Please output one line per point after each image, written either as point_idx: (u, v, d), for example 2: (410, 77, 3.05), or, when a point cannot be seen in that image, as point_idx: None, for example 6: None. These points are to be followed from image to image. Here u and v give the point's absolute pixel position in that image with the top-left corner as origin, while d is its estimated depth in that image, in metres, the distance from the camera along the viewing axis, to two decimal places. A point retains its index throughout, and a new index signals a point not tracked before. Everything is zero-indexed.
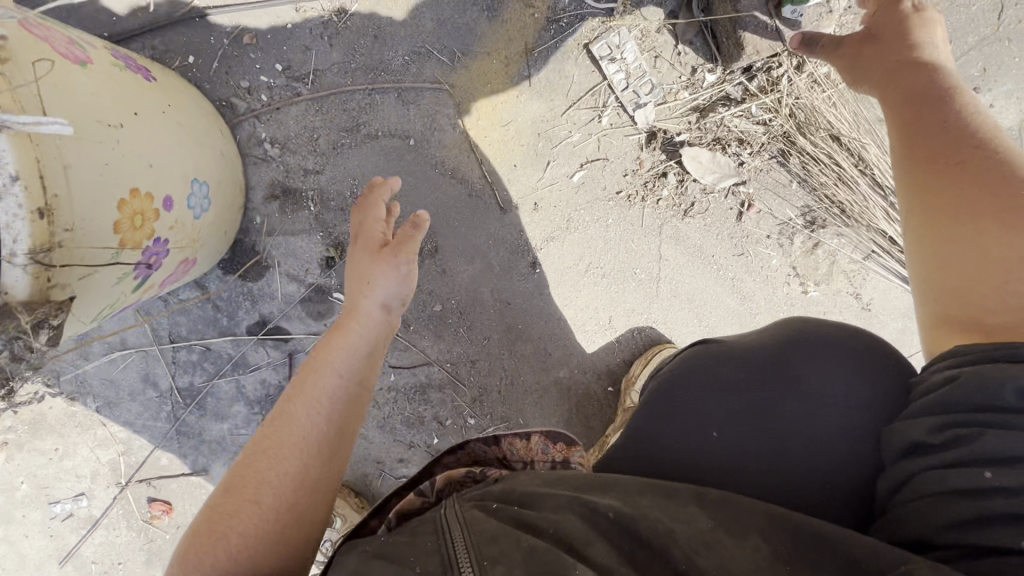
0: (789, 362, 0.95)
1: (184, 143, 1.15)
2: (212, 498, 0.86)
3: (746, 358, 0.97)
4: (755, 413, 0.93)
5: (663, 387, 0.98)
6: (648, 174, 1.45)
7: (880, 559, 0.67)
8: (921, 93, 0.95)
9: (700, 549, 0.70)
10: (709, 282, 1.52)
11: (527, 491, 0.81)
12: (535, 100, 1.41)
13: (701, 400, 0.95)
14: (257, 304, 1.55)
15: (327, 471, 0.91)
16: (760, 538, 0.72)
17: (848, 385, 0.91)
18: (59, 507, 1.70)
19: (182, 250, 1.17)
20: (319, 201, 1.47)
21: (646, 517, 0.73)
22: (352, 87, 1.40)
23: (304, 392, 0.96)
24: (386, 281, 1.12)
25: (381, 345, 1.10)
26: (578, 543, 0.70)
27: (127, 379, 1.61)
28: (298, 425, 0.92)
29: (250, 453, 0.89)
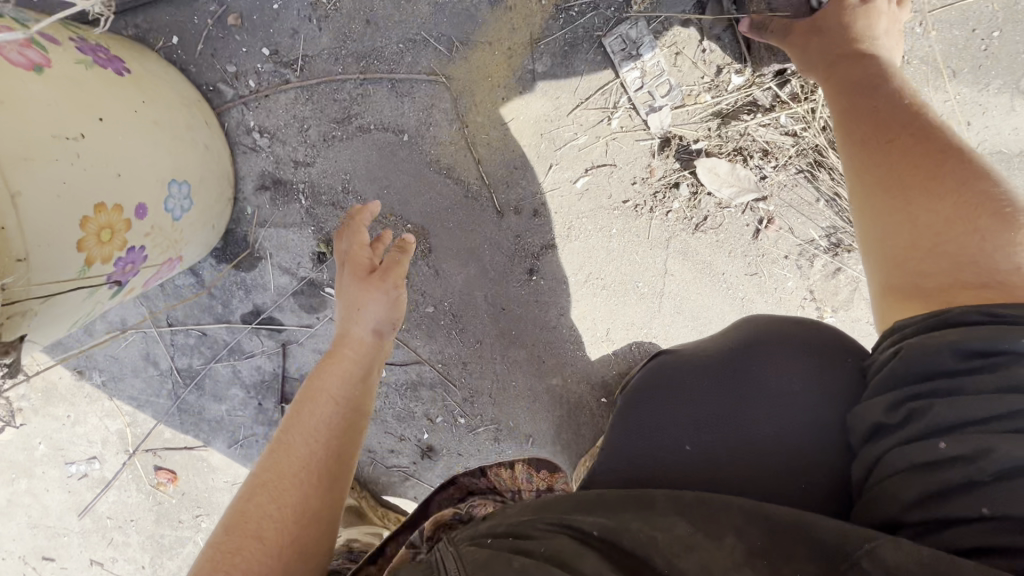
0: (762, 363, 0.83)
1: (161, 143, 1.10)
2: (213, 537, 0.84)
3: (715, 364, 0.85)
4: (730, 425, 0.81)
5: (628, 404, 0.85)
6: (660, 183, 1.34)
7: (848, 538, 0.61)
8: (859, 80, 0.97)
9: (682, 552, 0.63)
10: (718, 301, 1.42)
11: (511, 518, 0.74)
12: (539, 96, 1.31)
13: (670, 411, 0.83)
14: (250, 294, 1.54)
15: (328, 501, 0.92)
16: (738, 534, 0.64)
17: (830, 382, 0.80)
18: (74, 467, 1.80)
19: (162, 253, 1.14)
20: (311, 195, 1.42)
21: (630, 528, 0.66)
22: (343, 76, 1.32)
23: (299, 423, 0.99)
24: (375, 308, 1.11)
25: (375, 373, 1.11)
26: (568, 560, 0.63)
27: (129, 357, 1.65)
28: (297, 455, 0.94)
29: (251, 488, 0.90)
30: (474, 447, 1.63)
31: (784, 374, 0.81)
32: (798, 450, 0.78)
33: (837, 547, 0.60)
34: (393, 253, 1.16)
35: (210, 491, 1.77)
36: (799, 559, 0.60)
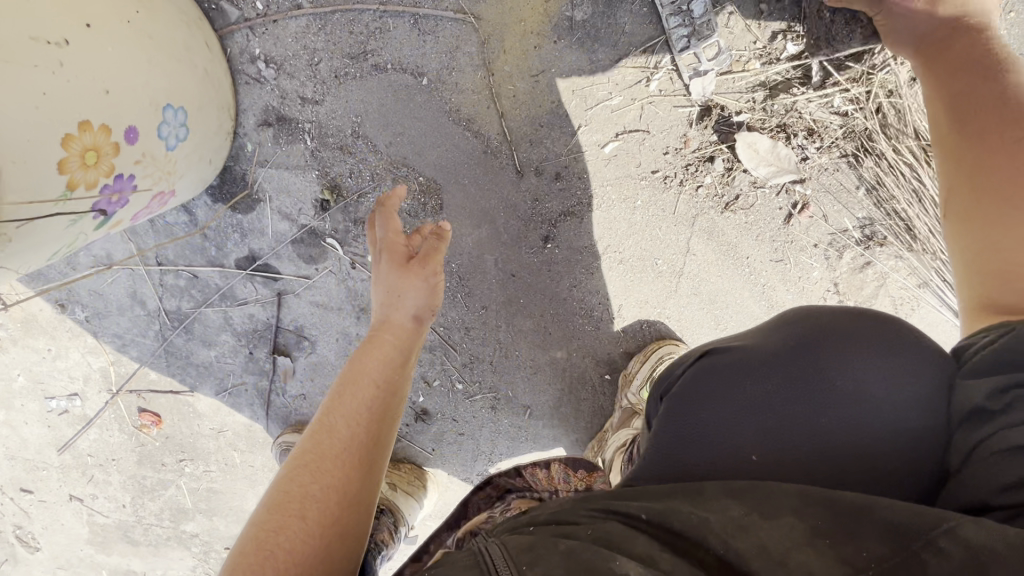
0: (825, 359, 0.77)
1: (154, 59, 0.98)
2: (254, 515, 0.80)
3: (771, 360, 0.79)
4: (790, 422, 0.75)
5: (675, 399, 0.79)
6: (694, 156, 1.25)
7: (924, 517, 0.55)
8: (955, 64, 0.96)
9: (736, 532, 0.59)
10: (737, 285, 1.37)
11: (552, 510, 0.73)
12: (574, 48, 1.20)
13: (725, 413, 0.77)
14: (246, 238, 1.45)
15: (369, 486, 0.88)
16: (796, 515, 0.60)
17: (900, 377, 0.74)
18: (54, 402, 1.74)
19: (154, 184, 1.05)
20: (317, 135, 1.31)
21: (680, 511, 0.63)
22: (362, 6, 1.20)
23: (339, 403, 0.94)
24: (417, 295, 1.07)
25: (413, 359, 1.07)
26: (616, 540, 0.61)
27: (115, 295, 1.57)
28: (338, 438, 0.90)
29: (292, 468, 0.85)
30: (470, 414, 1.59)
31: (850, 371, 0.75)
32: (867, 449, 0.73)
33: (909, 526, 0.55)
34: (430, 241, 1.10)
35: (195, 436, 1.73)
36: (863, 535, 0.56)
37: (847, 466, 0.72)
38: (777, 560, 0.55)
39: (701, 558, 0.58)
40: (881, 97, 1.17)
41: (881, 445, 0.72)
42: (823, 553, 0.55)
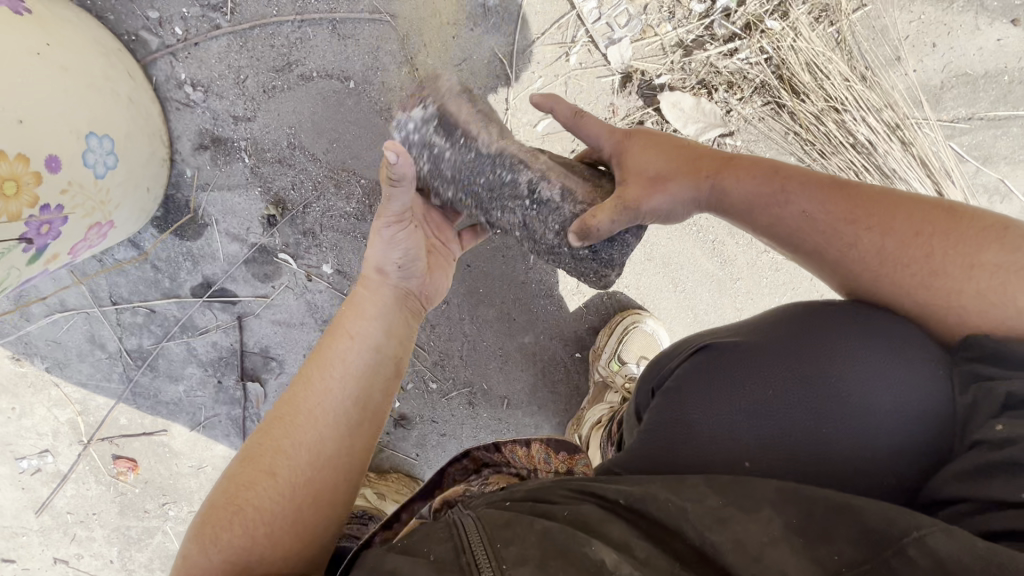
0: (823, 347, 0.79)
1: (71, 89, 0.99)
2: (232, 466, 0.87)
3: (770, 348, 0.81)
4: (786, 420, 0.77)
5: (668, 396, 0.82)
6: (623, 123, 1.27)
7: (898, 523, 0.56)
8: (739, 212, 0.95)
9: (713, 526, 0.60)
10: (687, 245, 1.41)
11: (533, 489, 0.76)
12: (491, 33, 1.23)
13: (716, 415, 0.78)
14: (199, 265, 1.45)
15: (344, 447, 0.90)
16: (775, 510, 0.62)
17: (907, 382, 0.74)
18: (25, 462, 1.69)
19: (88, 215, 1.06)
20: (254, 152, 1.32)
21: (658, 498, 0.65)
22: (278, 18, 1.22)
23: (320, 357, 0.96)
24: (379, 248, 1.03)
25: (398, 315, 1.05)
26: (593, 524, 0.64)
27: (73, 341, 1.55)
28: (315, 393, 0.92)
29: (269, 422, 0.90)
30: (448, 412, 1.58)
31: (851, 363, 0.77)
32: (860, 446, 0.74)
33: (880, 530, 0.57)
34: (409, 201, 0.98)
35: (175, 477, 1.69)
36: (839, 538, 0.58)
37: (837, 458, 0.74)
38: (753, 557, 0.57)
39: (677, 550, 0.61)
40: (786, 40, 1.20)
41: (877, 440, 0.74)
42: (796, 553, 0.57)
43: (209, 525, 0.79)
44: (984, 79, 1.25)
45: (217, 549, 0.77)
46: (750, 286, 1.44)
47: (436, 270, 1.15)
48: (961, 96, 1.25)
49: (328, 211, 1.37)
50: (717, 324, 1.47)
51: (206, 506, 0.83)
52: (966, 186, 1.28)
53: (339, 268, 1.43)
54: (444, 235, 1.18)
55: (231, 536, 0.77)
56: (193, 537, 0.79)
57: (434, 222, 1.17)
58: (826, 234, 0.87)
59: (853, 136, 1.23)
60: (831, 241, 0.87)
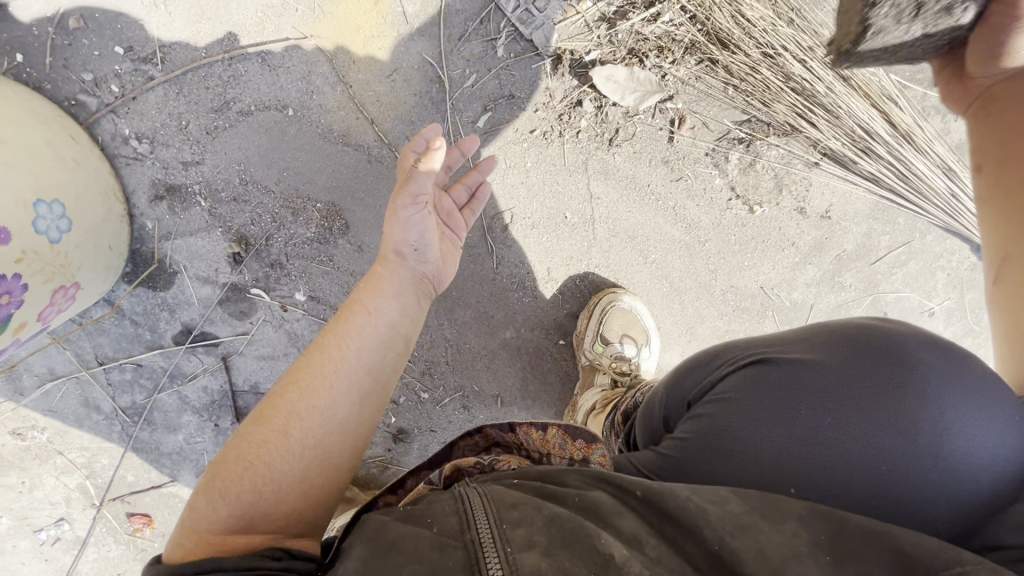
0: (889, 365, 0.72)
1: (9, 159, 1.01)
2: (241, 424, 0.84)
3: (830, 364, 0.75)
4: (846, 440, 0.70)
5: (717, 406, 0.78)
6: (562, 105, 1.29)
7: (941, 558, 0.54)
8: None
9: (733, 531, 0.60)
10: (649, 216, 1.40)
11: (544, 469, 0.77)
12: (417, 38, 1.25)
13: (767, 429, 0.74)
14: (176, 313, 1.46)
15: (362, 416, 0.88)
16: (802, 524, 0.61)
17: (984, 421, 0.67)
18: (44, 533, 1.69)
19: (48, 280, 1.08)
20: (209, 195, 1.34)
21: (677, 494, 0.65)
22: (208, 59, 1.25)
23: (340, 328, 0.94)
24: (400, 231, 1.03)
25: (412, 297, 1.05)
26: (604, 513, 0.64)
27: (69, 407, 1.58)
28: (333, 359, 0.90)
29: (283, 383, 0.87)
30: (446, 419, 1.58)
31: (924, 383, 0.70)
32: (925, 479, 0.67)
33: (918, 561, 0.55)
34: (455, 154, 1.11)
35: None
36: (868, 559, 0.56)
37: (895, 482, 0.68)
38: (774, 566, 0.56)
39: (687, 551, 0.60)
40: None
41: (944, 476, 0.67)
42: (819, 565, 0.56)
43: (215, 480, 0.76)
44: None
45: (225, 503, 0.74)
46: (720, 246, 1.43)
47: (452, 253, 1.16)
48: None
49: (291, 239, 1.38)
50: (694, 288, 1.46)
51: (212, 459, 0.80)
52: (914, 108, 1.27)
53: (311, 294, 1.44)
54: (455, 220, 1.17)
55: (238, 492, 0.75)
56: (199, 491, 0.76)
57: (447, 206, 1.16)
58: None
59: (790, 79, 1.24)
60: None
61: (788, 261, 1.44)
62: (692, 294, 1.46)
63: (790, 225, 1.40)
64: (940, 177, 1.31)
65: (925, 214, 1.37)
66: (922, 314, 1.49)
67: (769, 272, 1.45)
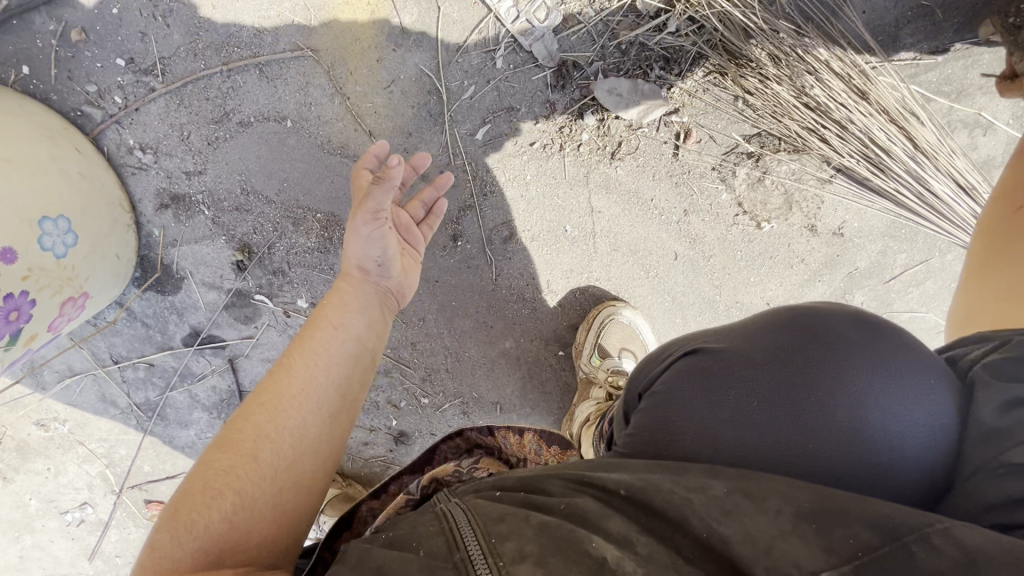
0: (818, 358, 0.72)
1: (15, 180, 1.04)
2: (206, 452, 0.83)
3: (763, 357, 0.74)
4: (781, 427, 0.69)
5: (654, 400, 0.76)
6: (563, 117, 1.26)
7: (917, 516, 0.52)
8: None
9: (720, 518, 0.56)
10: (652, 230, 1.36)
11: (526, 476, 0.74)
12: (415, 50, 1.23)
13: (706, 421, 0.71)
14: (184, 316, 1.50)
15: (329, 432, 0.90)
16: (783, 498, 0.57)
17: (914, 398, 0.67)
18: (70, 515, 1.78)
19: (56, 293, 1.11)
20: (212, 204, 1.36)
21: (660, 489, 0.61)
22: (207, 71, 1.25)
23: (304, 347, 0.95)
24: (365, 244, 1.05)
25: (378, 312, 1.07)
26: (591, 518, 0.61)
27: (87, 401, 1.65)
28: (300, 378, 0.91)
29: (248, 407, 0.87)
30: (445, 424, 1.59)
31: (855, 373, 0.69)
32: (861, 457, 0.66)
33: (898, 521, 0.52)
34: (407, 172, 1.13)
35: None
36: (852, 521, 0.53)
37: (832, 465, 0.67)
38: (762, 549, 0.53)
39: (678, 544, 0.57)
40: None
41: (877, 453, 0.66)
42: (809, 544, 0.52)
43: (181, 515, 0.74)
44: (943, 8, 1.16)
45: (193, 538, 0.72)
46: (725, 261, 1.39)
47: (415, 265, 1.17)
48: (920, 31, 1.18)
49: (292, 249, 1.40)
50: (697, 303, 1.43)
51: (176, 493, 0.78)
52: (939, 125, 1.20)
53: (313, 301, 1.45)
54: (413, 234, 1.18)
55: (208, 524, 0.73)
56: (161, 527, 0.73)
57: (405, 220, 1.16)
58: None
59: (803, 95, 1.18)
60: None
61: (796, 278, 1.39)
62: (695, 309, 1.43)
63: (801, 242, 1.35)
64: (961, 200, 1.21)
65: (945, 236, 1.30)
66: (937, 335, 1.44)
67: (776, 288, 1.40)
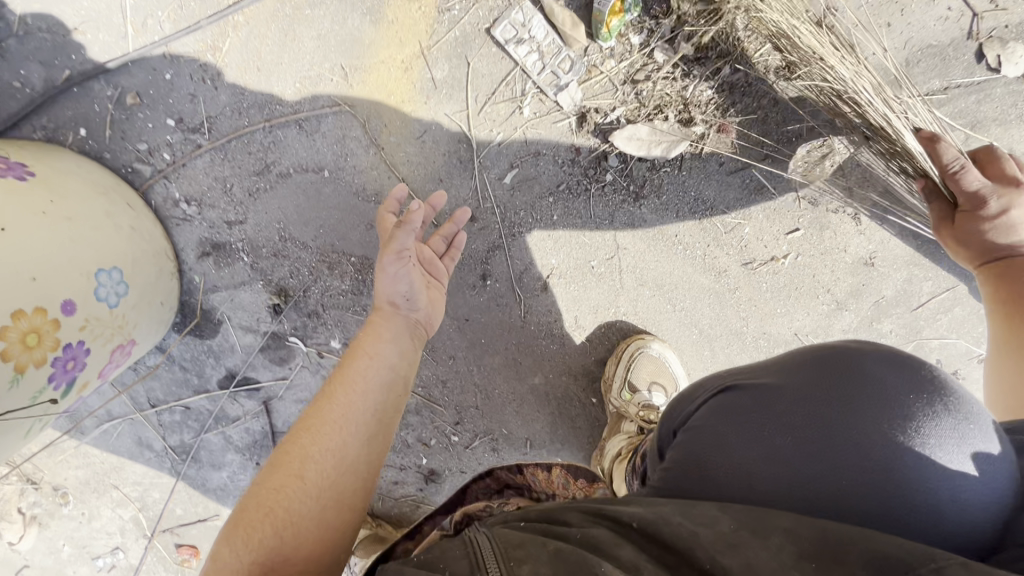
0: (859, 392, 0.71)
1: (77, 235, 1.08)
2: (260, 473, 0.86)
3: (802, 392, 0.73)
4: (815, 465, 0.68)
5: (696, 433, 0.76)
6: (588, 160, 1.31)
7: (915, 554, 0.51)
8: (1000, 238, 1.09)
9: (725, 550, 0.57)
10: (677, 265, 1.39)
11: (558, 507, 0.74)
12: (447, 102, 1.30)
13: (753, 451, 0.72)
14: (220, 359, 1.54)
15: (369, 454, 0.90)
16: (787, 537, 0.57)
17: (958, 444, 0.66)
18: (101, 560, 1.78)
19: (109, 341, 1.15)
20: (251, 251, 1.42)
21: (670, 522, 0.62)
22: (251, 127, 1.33)
23: (343, 376, 0.97)
24: (392, 283, 1.05)
25: (409, 342, 1.08)
26: (605, 546, 0.61)
27: (124, 445, 1.68)
28: (339, 406, 0.92)
29: (295, 432, 0.90)
30: (475, 462, 1.59)
31: (900, 414, 0.68)
32: (897, 499, 0.65)
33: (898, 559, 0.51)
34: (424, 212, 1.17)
35: None
36: (851, 561, 0.53)
37: (864, 505, 0.66)
38: None
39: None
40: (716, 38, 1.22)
41: (914, 494, 0.65)
42: None
43: (239, 527, 0.78)
44: (953, 46, 1.21)
45: (250, 551, 0.75)
46: (752, 293, 1.41)
47: (440, 297, 1.19)
48: (931, 69, 1.22)
49: (327, 291, 1.44)
50: (725, 335, 1.44)
51: (234, 511, 0.81)
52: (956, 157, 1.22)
53: (346, 341, 1.49)
54: (437, 266, 1.21)
55: (262, 536, 0.76)
56: (224, 540, 0.77)
57: (427, 255, 1.19)
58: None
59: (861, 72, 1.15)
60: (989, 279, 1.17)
61: (822, 308, 1.41)
62: (723, 341, 1.45)
63: (827, 272, 1.38)
64: None
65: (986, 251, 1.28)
66: (969, 362, 1.44)
67: (804, 318, 1.42)
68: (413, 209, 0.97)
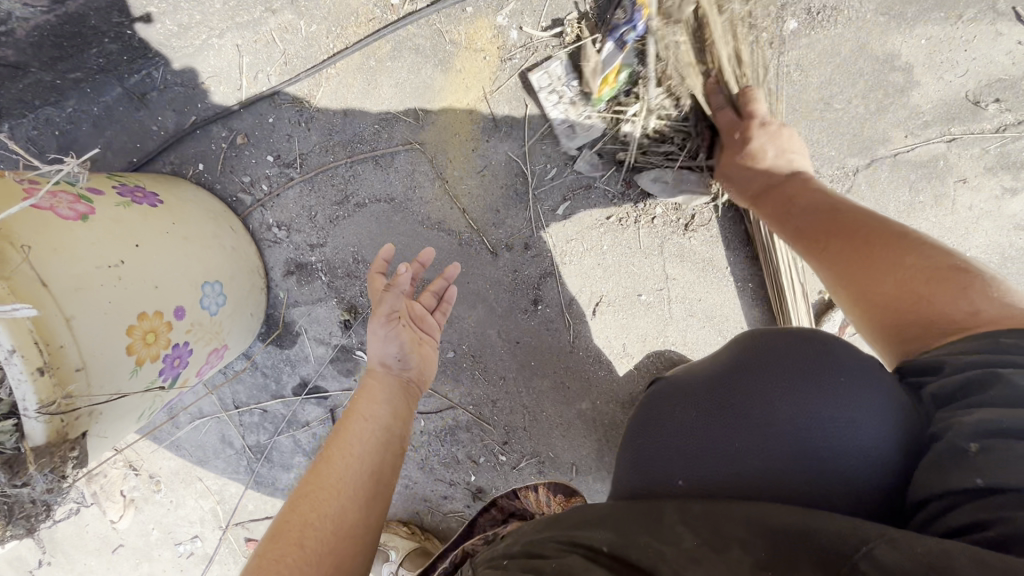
0: (769, 378, 0.80)
1: (190, 252, 1.28)
2: (258, 547, 0.87)
3: (711, 385, 0.85)
4: (719, 446, 0.78)
5: (639, 428, 0.89)
6: (637, 194, 1.40)
7: (846, 541, 0.57)
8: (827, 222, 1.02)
9: (686, 564, 0.59)
10: (728, 299, 1.44)
11: (527, 542, 0.76)
12: (507, 139, 1.42)
13: (679, 436, 0.82)
14: (296, 367, 1.70)
15: (364, 518, 0.94)
16: (743, 547, 0.60)
17: (854, 410, 0.75)
18: (182, 547, 1.96)
19: (206, 343, 1.32)
20: (329, 271, 1.59)
21: (637, 544, 0.65)
22: (335, 162, 1.51)
23: (338, 437, 1.03)
24: (382, 342, 1.15)
25: (402, 398, 1.15)
26: (577, 572, 0.63)
27: (209, 441, 1.87)
28: (336, 467, 0.98)
29: (293, 499, 0.93)
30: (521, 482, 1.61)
31: (795, 390, 0.78)
32: (790, 471, 0.74)
33: (834, 552, 0.56)
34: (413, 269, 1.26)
35: None
36: (796, 560, 0.57)
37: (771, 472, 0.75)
38: None
39: None
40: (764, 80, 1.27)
41: (809, 461, 0.74)
42: None
43: None
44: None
45: None
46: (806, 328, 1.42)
47: (434, 353, 1.26)
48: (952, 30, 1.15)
49: None
50: None
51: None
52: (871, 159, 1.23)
53: None
54: (428, 321, 1.27)
55: None
56: None
57: (419, 310, 1.26)
58: (923, 262, 0.87)
59: None
60: (861, 211, 1.01)
61: None
62: None
63: None
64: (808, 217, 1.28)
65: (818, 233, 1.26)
66: None
67: None
68: (401, 275, 1.16)
